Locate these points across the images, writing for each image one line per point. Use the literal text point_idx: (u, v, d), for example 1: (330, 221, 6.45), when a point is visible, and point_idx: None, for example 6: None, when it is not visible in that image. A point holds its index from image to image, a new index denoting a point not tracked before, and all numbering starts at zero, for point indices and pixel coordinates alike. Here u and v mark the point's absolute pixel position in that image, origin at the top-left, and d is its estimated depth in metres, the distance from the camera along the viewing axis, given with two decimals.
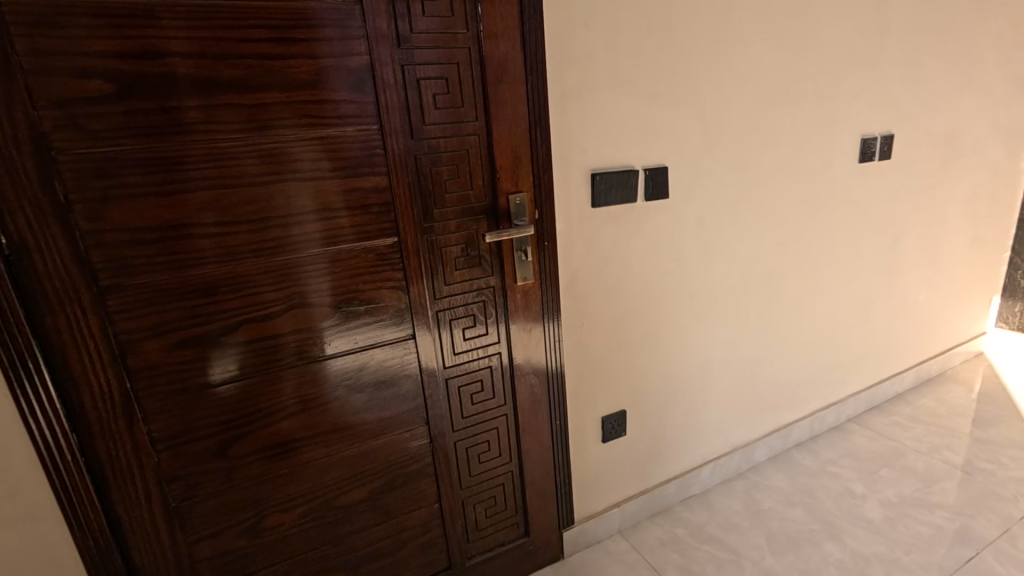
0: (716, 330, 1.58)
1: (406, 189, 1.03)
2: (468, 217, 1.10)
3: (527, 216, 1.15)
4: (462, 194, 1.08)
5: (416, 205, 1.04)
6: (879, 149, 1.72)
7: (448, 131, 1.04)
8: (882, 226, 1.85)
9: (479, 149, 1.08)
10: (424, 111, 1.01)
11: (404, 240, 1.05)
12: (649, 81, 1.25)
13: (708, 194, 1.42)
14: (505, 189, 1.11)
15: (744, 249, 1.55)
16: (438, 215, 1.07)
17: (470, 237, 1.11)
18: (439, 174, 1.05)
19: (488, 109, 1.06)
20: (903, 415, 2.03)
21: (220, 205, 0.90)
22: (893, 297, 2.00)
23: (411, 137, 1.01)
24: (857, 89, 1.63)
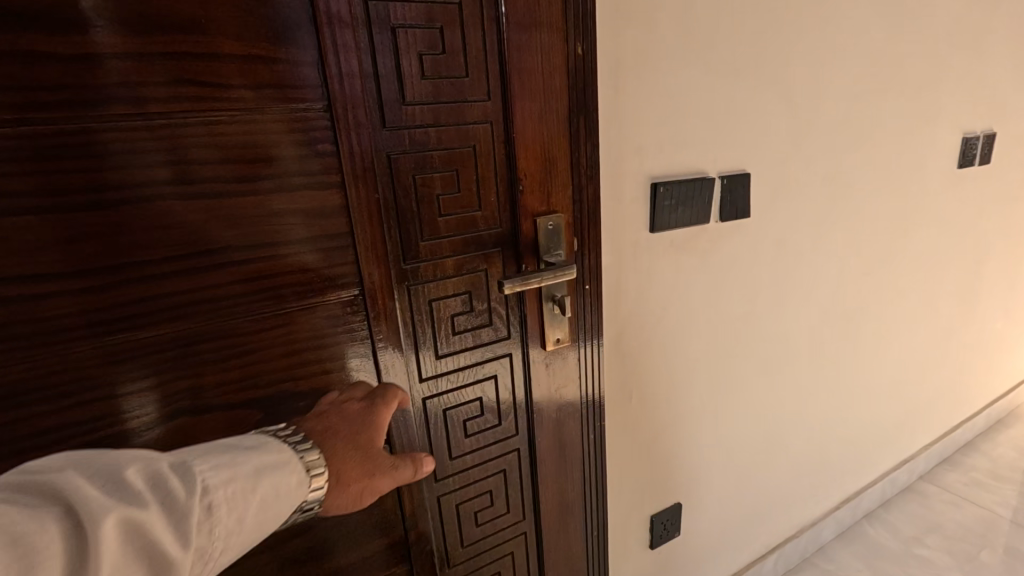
0: (789, 387, 1.22)
1: (374, 210, 0.62)
2: (472, 252, 0.70)
3: (564, 249, 0.76)
4: (463, 217, 0.68)
5: (390, 235, 0.64)
6: (980, 151, 1.38)
7: (444, 115, 0.64)
8: (971, 247, 1.51)
9: (492, 146, 0.68)
10: (403, 81, 0.61)
11: (370, 293, 0.65)
12: (736, 51, 0.87)
13: (791, 212, 1.05)
14: (530, 208, 0.72)
15: (826, 283, 1.20)
16: (425, 250, 0.67)
17: (477, 283, 0.71)
18: (428, 185, 0.65)
19: (508, 83, 0.66)
20: (983, 469, 1.70)
21: (28, 247, 0.49)
22: (975, 330, 1.66)
23: (383, 125, 0.61)
24: (964, 74, 1.28)
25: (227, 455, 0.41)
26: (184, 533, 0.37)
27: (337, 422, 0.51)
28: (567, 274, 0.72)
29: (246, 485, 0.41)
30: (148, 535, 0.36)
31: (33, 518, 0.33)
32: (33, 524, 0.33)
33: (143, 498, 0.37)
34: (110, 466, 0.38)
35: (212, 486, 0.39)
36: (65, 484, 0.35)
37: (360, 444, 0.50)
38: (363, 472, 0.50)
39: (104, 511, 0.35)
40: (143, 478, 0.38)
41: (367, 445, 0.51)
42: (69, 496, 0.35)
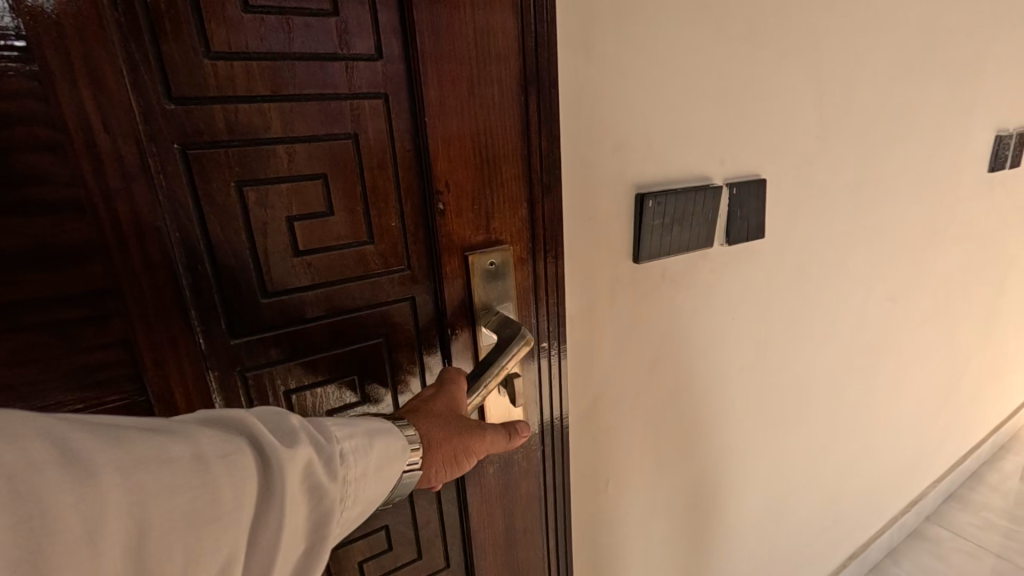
0: (800, 439, 1.00)
1: (161, 253, 0.35)
2: (359, 310, 0.43)
3: (514, 300, 0.51)
4: (345, 255, 0.41)
5: (203, 291, 0.37)
6: (1012, 153, 1.18)
7: (293, 80, 0.36)
8: (994, 261, 1.32)
9: (388, 138, 0.41)
10: (205, 12, 0.33)
11: (163, 398, 0.37)
12: (757, 9, 0.62)
13: (812, 228, 0.82)
14: (460, 239, 0.46)
15: (847, 313, 0.97)
16: (274, 314, 0.40)
17: (367, 356, 0.45)
18: (274, 206, 0.38)
19: (412, 27, 0.39)
20: (995, 506, 1.52)
21: None
22: (990, 353, 1.48)
23: (167, 92, 0.33)
24: (1004, 59, 1.07)
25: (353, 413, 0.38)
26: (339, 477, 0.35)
27: (432, 403, 0.43)
28: (517, 350, 0.47)
29: (371, 443, 0.36)
30: (316, 478, 0.33)
31: (226, 437, 0.31)
32: (230, 444, 0.31)
33: (310, 435, 0.34)
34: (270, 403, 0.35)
35: (351, 446, 0.36)
36: (243, 409, 0.33)
37: (464, 419, 0.43)
38: (476, 451, 0.43)
39: (287, 445, 0.33)
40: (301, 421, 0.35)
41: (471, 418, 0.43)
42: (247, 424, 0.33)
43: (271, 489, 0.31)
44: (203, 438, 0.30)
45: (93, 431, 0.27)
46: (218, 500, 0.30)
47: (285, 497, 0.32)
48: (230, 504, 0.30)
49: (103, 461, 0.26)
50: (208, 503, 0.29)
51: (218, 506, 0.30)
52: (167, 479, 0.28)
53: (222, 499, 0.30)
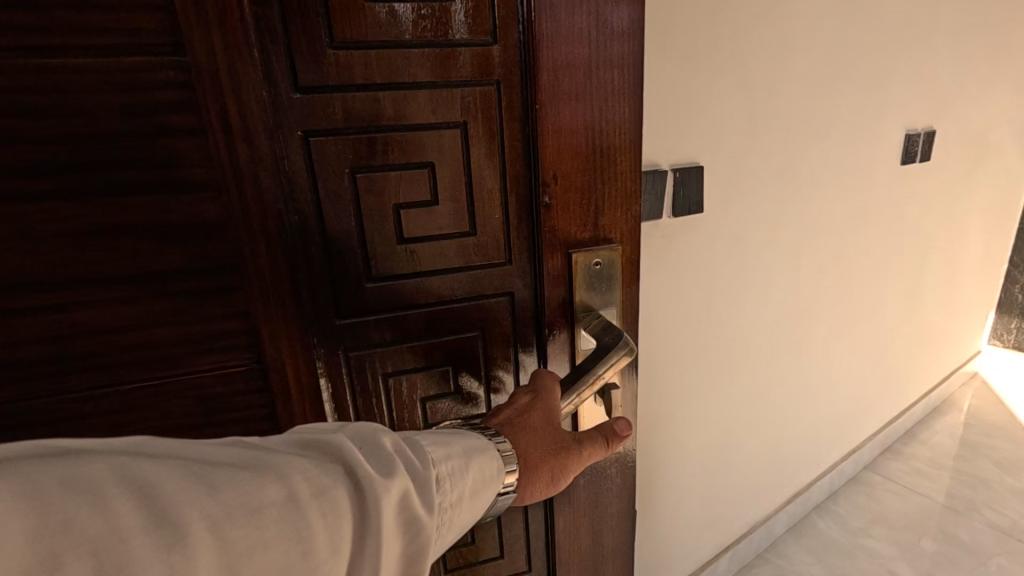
0: (745, 388, 1.17)
1: (277, 216, 0.48)
2: (461, 301, 0.55)
3: (616, 306, 0.59)
4: (447, 253, 0.53)
5: (322, 254, 0.49)
6: (921, 149, 1.31)
7: (409, 69, 0.46)
8: (918, 242, 1.47)
9: (497, 127, 0.50)
10: (332, 20, 0.44)
11: (270, 326, 0.51)
12: (688, 30, 0.77)
13: (750, 204, 0.97)
14: (564, 240, 0.55)
15: (785, 280, 1.12)
16: (372, 296, 0.52)
17: (463, 348, 0.57)
18: (376, 192, 0.49)
19: (532, 30, 0.47)
20: (922, 458, 1.71)
21: None
22: (914, 323, 1.65)
23: (296, 82, 0.44)
24: (915, 65, 1.19)
25: (443, 435, 0.43)
26: (431, 505, 0.39)
27: (528, 419, 0.50)
28: (613, 358, 0.56)
29: (465, 463, 0.42)
30: (412, 510, 0.38)
31: (324, 474, 0.35)
32: (326, 483, 0.35)
33: (404, 464, 0.39)
34: (368, 430, 0.39)
35: (445, 468, 0.41)
36: (339, 440, 0.37)
37: (553, 439, 0.51)
38: (554, 470, 0.50)
39: (380, 479, 0.36)
40: (394, 448, 0.39)
41: (560, 439, 0.51)
42: (341, 454, 0.37)
43: (366, 525, 0.36)
44: (294, 480, 0.34)
45: (184, 481, 0.31)
46: (311, 547, 0.33)
47: (379, 529, 0.36)
48: (327, 549, 0.34)
49: (192, 518, 0.30)
50: (300, 552, 0.33)
51: (308, 550, 0.33)
52: (268, 532, 0.32)
53: (312, 544, 0.33)
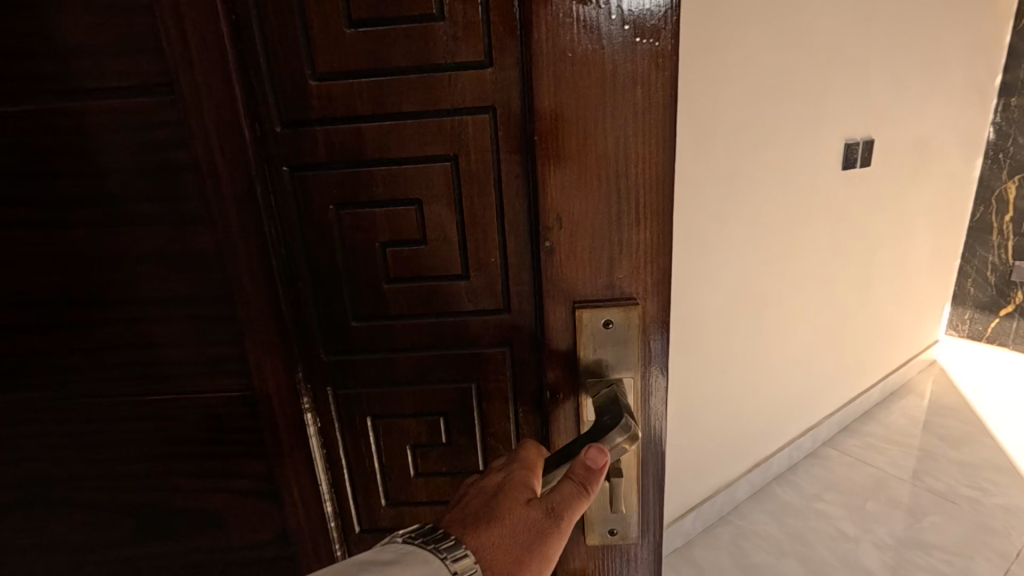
0: (699, 360, 1.36)
1: (261, 255, 0.47)
2: (456, 350, 0.49)
3: (634, 371, 0.43)
4: (434, 290, 0.47)
5: (330, 295, 0.48)
6: (860, 156, 1.57)
7: (395, 98, 0.43)
8: (861, 241, 1.72)
9: (493, 159, 0.44)
10: (314, 43, 0.42)
11: (253, 364, 0.50)
12: None
13: (694, 206, 1.21)
14: (574, 292, 0.41)
15: (730, 269, 1.34)
16: (354, 362, 0.50)
17: (455, 400, 0.51)
18: (362, 228, 0.46)
19: (532, 27, 0.36)
20: (876, 436, 1.90)
21: None
22: (870, 314, 1.87)
23: (283, 117, 0.44)
24: (845, 88, 1.46)
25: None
26: None
27: (494, 532, 0.36)
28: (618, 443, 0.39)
29: None
30: None
31: None
32: None
33: None
34: None
35: None
36: None
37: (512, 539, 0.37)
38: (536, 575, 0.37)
39: None
40: None
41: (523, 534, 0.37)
42: None
43: None
44: None
45: None
46: None
47: None
48: None
49: None
50: None
51: None
52: None
53: None
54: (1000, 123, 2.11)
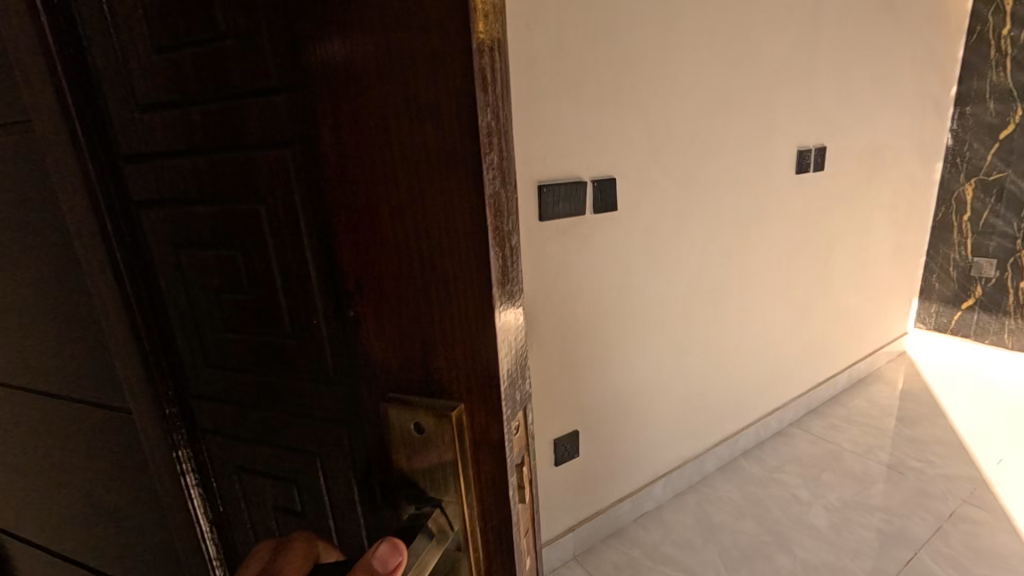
0: (665, 343, 1.52)
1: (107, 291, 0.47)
2: (299, 419, 0.42)
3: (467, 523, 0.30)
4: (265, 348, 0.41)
5: (186, 330, 0.47)
6: (813, 161, 1.75)
7: (198, 130, 0.37)
8: (820, 238, 1.89)
9: (297, 206, 0.34)
10: (134, 63, 0.39)
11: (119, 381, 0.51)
12: (600, 87, 1.19)
13: (656, 206, 1.38)
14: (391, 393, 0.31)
15: (691, 262, 1.51)
16: (213, 399, 0.48)
17: (301, 470, 0.44)
18: (201, 269, 0.43)
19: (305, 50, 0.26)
20: (838, 417, 2.07)
21: None
22: (831, 304, 2.04)
23: (123, 150, 0.44)
24: (796, 101, 1.63)
25: None
26: None
27: None
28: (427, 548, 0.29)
29: None
30: None
31: None
32: None
33: None
34: None
35: None
36: None
37: None
38: None
39: None
40: None
41: None
42: None
43: None
44: None
45: None
46: None
47: None
48: None
49: None
50: None
51: None
52: None
53: None
54: (957, 129, 2.28)
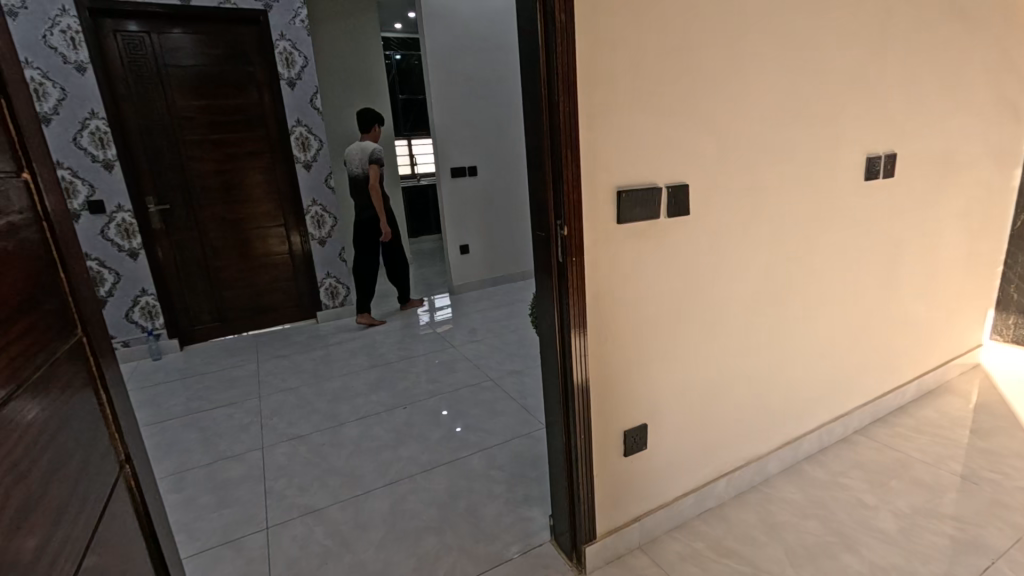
0: (729, 343, 1.57)
1: None
2: None
3: None
4: None
5: None
6: (883, 168, 1.76)
7: None
8: (888, 243, 1.88)
9: None
10: None
11: None
12: (675, 101, 1.27)
13: (724, 210, 1.43)
14: None
15: (756, 265, 1.55)
16: None
17: None
18: None
19: None
20: (906, 426, 2.04)
21: (67, 243, 0.80)
22: (898, 310, 2.02)
23: None
24: (865, 109, 1.65)
25: None
26: None
27: None
28: None
29: None
30: None
31: None
32: None
33: None
34: None
35: None
36: None
37: None
38: None
39: None
40: None
41: None
42: None
43: None
44: None
45: None
46: None
47: None
48: None
49: None
50: None
51: None
52: None
53: None
54: None
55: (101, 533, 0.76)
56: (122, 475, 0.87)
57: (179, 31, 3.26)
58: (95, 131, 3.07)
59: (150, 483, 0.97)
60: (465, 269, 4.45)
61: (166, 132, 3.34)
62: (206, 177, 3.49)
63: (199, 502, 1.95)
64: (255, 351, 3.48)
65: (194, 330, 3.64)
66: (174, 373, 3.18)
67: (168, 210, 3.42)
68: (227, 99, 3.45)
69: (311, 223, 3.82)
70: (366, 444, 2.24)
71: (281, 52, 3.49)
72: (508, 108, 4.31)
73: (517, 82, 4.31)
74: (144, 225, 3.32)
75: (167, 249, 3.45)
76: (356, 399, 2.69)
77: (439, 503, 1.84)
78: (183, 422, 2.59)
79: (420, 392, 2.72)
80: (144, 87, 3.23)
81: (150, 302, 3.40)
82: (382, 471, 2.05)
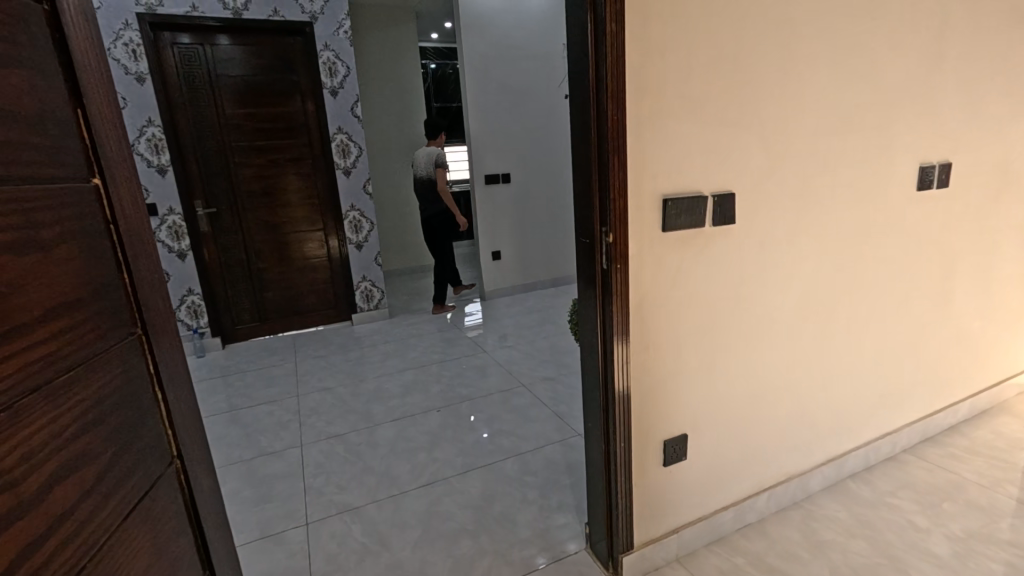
0: (773, 355, 1.54)
1: None
2: None
3: None
4: None
5: None
6: (937, 178, 1.70)
7: None
8: (941, 256, 1.82)
9: None
10: None
11: None
12: (723, 110, 1.26)
13: (770, 219, 1.41)
14: None
15: (802, 275, 1.52)
16: None
17: None
18: None
19: None
20: (960, 447, 1.95)
21: (137, 242, 0.84)
22: (951, 325, 1.94)
23: None
24: (918, 118, 1.61)
25: None
26: None
27: None
28: None
29: None
30: None
31: None
32: None
33: None
34: None
35: None
36: None
37: None
38: None
39: None
40: None
41: None
42: None
43: None
44: None
45: None
46: None
47: None
48: None
49: None
50: None
51: None
52: None
53: None
54: None
55: (126, 532, 0.78)
56: (170, 469, 0.90)
57: (230, 43, 3.40)
58: (151, 138, 3.25)
59: (206, 475, 1.01)
60: (498, 275, 4.48)
61: (215, 139, 3.48)
62: (251, 182, 3.63)
63: (241, 496, 2.01)
64: (293, 351, 3.57)
65: (236, 330, 3.77)
66: (217, 371, 3.30)
67: (214, 214, 3.56)
68: (273, 108, 3.58)
69: (349, 227, 3.91)
70: (400, 446, 2.28)
71: (325, 62, 3.61)
72: (545, 116, 4.35)
73: (556, 91, 4.35)
74: (192, 227, 3.47)
75: (213, 251, 3.59)
76: (391, 400, 2.73)
77: (474, 506, 1.85)
78: (227, 418, 2.68)
79: (453, 396, 2.75)
80: (196, 97, 3.39)
81: (195, 302, 3.55)
82: (417, 472, 2.08)
